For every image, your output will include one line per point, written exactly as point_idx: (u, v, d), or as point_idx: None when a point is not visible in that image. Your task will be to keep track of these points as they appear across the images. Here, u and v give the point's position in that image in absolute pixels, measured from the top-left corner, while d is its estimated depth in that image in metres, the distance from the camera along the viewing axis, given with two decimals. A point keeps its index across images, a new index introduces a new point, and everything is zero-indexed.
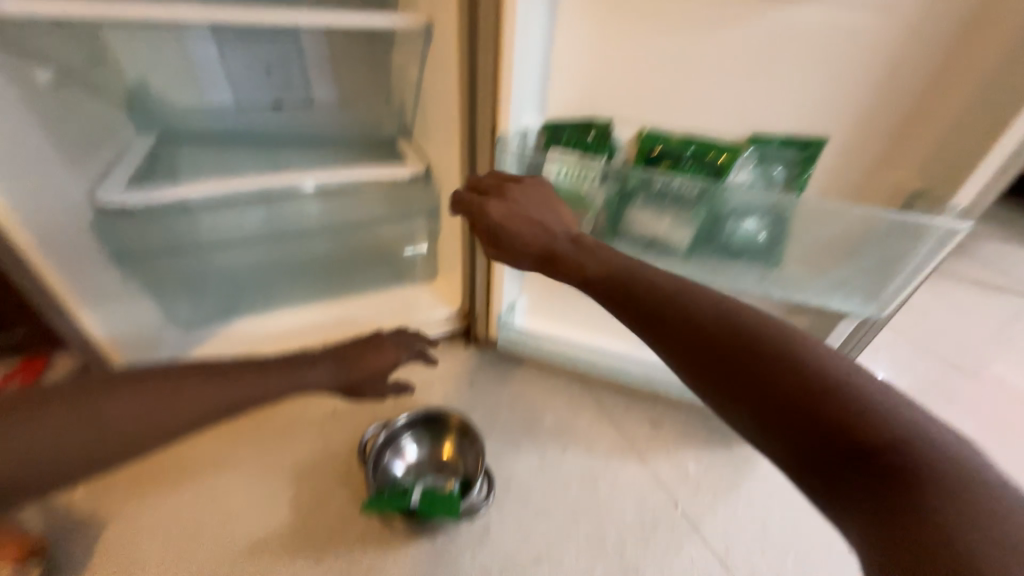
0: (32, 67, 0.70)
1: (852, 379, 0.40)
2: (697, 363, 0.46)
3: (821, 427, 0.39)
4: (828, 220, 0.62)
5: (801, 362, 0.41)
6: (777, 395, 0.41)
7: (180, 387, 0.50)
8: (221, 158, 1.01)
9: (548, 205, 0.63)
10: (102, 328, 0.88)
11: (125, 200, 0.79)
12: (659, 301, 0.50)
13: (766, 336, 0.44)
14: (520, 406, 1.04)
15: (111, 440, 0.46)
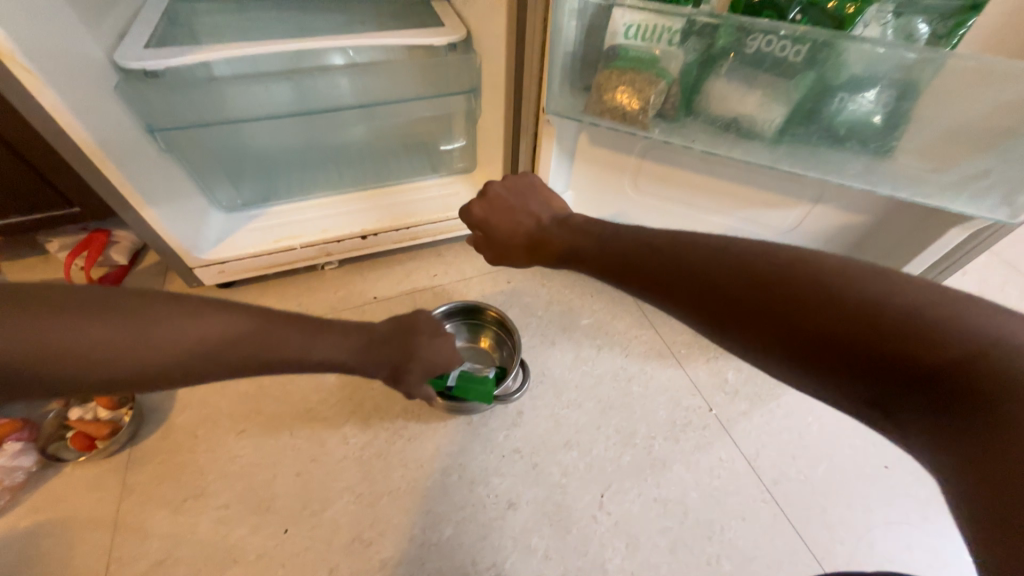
0: None
1: (898, 295, 0.35)
2: (727, 315, 0.43)
3: (871, 366, 0.36)
4: (984, 86, 0.48)
5: (842, 295, 0.37)
6: (816, 342, 0.38)
7: (224, 327, 0.46)
8: (243, 23, 0.92)
9: (533, 194, 0.69)
10: (163, 222, 0.87)
11: (144, 63, 0.73)
12: (669, 265, 0.48)
13: (792, 273, 0.40)
14: (557, 306, 1.03)
15: (155, 372, 0.43)
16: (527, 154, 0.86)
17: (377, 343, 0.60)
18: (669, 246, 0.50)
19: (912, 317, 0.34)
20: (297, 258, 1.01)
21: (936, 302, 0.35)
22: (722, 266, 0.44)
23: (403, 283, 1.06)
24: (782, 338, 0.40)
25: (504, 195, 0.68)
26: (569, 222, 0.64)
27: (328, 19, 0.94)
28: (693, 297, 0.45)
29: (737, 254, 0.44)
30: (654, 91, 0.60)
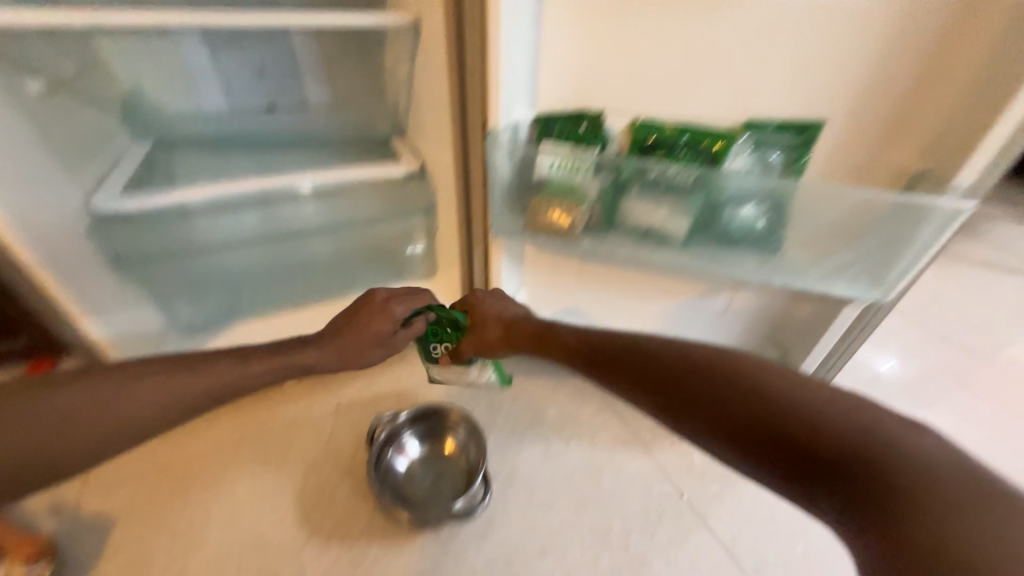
0: (23, 78, 0.71)
1: (815, 395, 0.49)
2: (697, 411, 0.56)
3: (793, 451, 0.48)
4: (829, 203, 0.61)
5: (775, 399, 0.50)
6: (753, 427, 0.51)
7: (144, 385, 0.68)
8: (217, 162, 1.03)
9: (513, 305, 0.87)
10: (109, 331, 0.95)
11: (116, 205, 0.81)
12: (655, 371, 0.62)
13: (740, 376, 0.54)
14: (522, 400, 1.04)
15: (123, 426, 0.65)
16: (479, 261, 0.96)
17: (362, 341, 0.82)
18: (652, 356, 0.63)
19: (822, 412, 0.47)
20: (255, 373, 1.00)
21: (845, 403, 0.48)
22: (693, 372, 0.58)
23: (366, 388, 1.04)
24: (729, 423, 0.53)
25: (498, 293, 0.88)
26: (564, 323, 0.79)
27: (299, 158, 1.07)
28: (666, 391, 0.59)
29: (702, 359, 0.59)
30: (581, 211, 0.72)
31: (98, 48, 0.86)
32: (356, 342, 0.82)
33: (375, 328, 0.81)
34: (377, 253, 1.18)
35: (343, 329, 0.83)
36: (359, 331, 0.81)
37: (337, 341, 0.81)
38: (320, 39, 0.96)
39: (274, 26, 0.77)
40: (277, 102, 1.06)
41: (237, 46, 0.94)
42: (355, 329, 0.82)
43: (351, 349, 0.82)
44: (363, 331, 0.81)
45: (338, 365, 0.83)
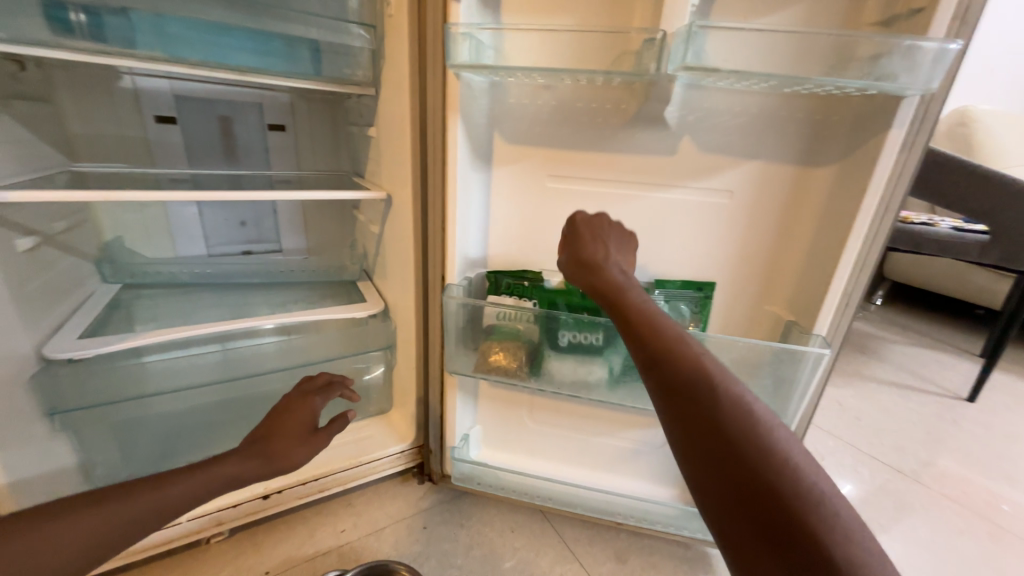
0: (16, 237, 0.78)
1: (825, 497, 0.41)
2: (705, 430, 0.46)
3: (770, 532, 0.40)
4: (726, 350, 0.74)
5: (796, 470, 0.42)
6: (746, 487, 0.42)
7: (64, 523, 0.53)
8: (182, 303, 1.08)
9: (617, 247, 0.72)
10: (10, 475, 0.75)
11: (71, 353, 0.82)
12: (691, 371, 0.49)
13: (768, 435, 0.44)
14: (477, 551, 0.97)
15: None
16: (435, 399, 0.99)
17: (299, 433, 0.72)
18: (695, 359, 0.50)
19: (825, 516, 0.40)
20: (178, 536, 0.88)
21: (852, 522, 0.40)
22: (732, 396, 0.47)
23: (304, 547, 0.94)
24: (723, 466, 0.44)
25: (601, 219, 0.73)
26: (632, 283, 0.65)
27: (263, 298, 1.14)
28: (680, 402, 0.48)
29: (741, 396, 0.47)
30: (518, 353, 0.82)
31: (94, 210, 1.03)
32: (287, 441, 0.71)
33: (304, 419, 0.75)
34: None
35: (267, 432, 0.71)
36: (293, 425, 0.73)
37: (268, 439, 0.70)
38: (304, 205, 1.20)
39: (266, 197, 0.91)
40: (253, 249, 1.19)
41: (224, 204, 1.12)
42: (280, 424, 0.73)
43: (280, 448, 0.69)
44: (293, 423, 0.73)
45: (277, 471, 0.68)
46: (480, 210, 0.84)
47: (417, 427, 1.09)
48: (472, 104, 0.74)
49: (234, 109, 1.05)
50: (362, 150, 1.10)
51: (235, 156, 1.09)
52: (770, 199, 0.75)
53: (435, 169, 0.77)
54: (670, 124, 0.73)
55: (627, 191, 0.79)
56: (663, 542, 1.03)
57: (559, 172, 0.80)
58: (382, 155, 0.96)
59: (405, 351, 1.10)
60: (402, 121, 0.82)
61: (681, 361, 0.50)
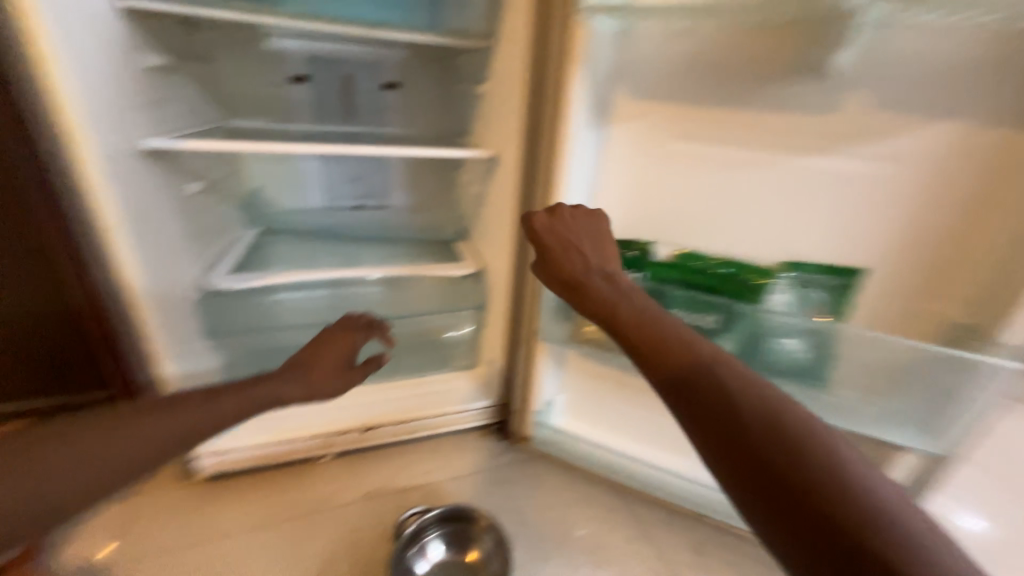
0: (187, 182, 0.92)
1: (876, 499, 0.37)
2: (725, 440, 0.42)
3: (835, 567, 0.35)
4: (866, 347, 0.66)
5: (838, 472, 0.38)
6: (801, 517, 0.37)
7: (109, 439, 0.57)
8: (304, 249, 1.20)
9: (600, 243, 0.66)
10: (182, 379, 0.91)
11: (223, 283, 0.95)
12: (701, 375, 0.46)
13: (811, 449, 0.40)
14: (551, 515, 0.98)
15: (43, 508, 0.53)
16: (523, 363, 1.01)
17: (333, 366, 0.75)
18: (706, 363, 0.46)
19: (878, 520, 0.36)
20: (297, 450, 1.01)
21: (910, 523, 0.36)
22: (752, 400, 0.43)
23: (395, 479, 1.03)
24: (751, 479, 0.40)
25: (570, 222, 0.67)
26: (624, 289, 0.59)
27: (370, 252, 1.23)
28: (696, 412, 0.45)
29: (769, 405, 0.43)
30: None
31: (241, 160, 1.15)
32: (320, 372, 0.74)
33: (339, 353, 0.77)
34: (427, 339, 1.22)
35: (305, 360, 0.74)
36: (327, 358, 0.76)
37: (301, 369, 0.73)
38: (411, 163, 1.24)
39: (381, 153, 0.95)
40: (364, 203, 1.28)
41: (342, 161, 1.21)
42: (317, 354, 0.75)
43: (319, 379, 0.73)
44: (326, 356, 0.76)
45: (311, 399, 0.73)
46: (589, 173, 0.79)
47: (501, 388, 1.13)
48: (596, 54, 0.69)
49: (356, 67, 1.10)
50: (468, 109, 1.10)
51: (353, 114, 1.15)
52: (963, 170, 0.59)
53: (550, 125, 0.73)
54: (834, 75, 0.61)
55: (763, 155, 0.69)
56: (749, 545, 0.95)
57: (687, 130, 0.71)
58: (490, 110, 0.94)
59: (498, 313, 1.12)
60: (517, 71, 0.79)
61: (692, 378, 0.46)
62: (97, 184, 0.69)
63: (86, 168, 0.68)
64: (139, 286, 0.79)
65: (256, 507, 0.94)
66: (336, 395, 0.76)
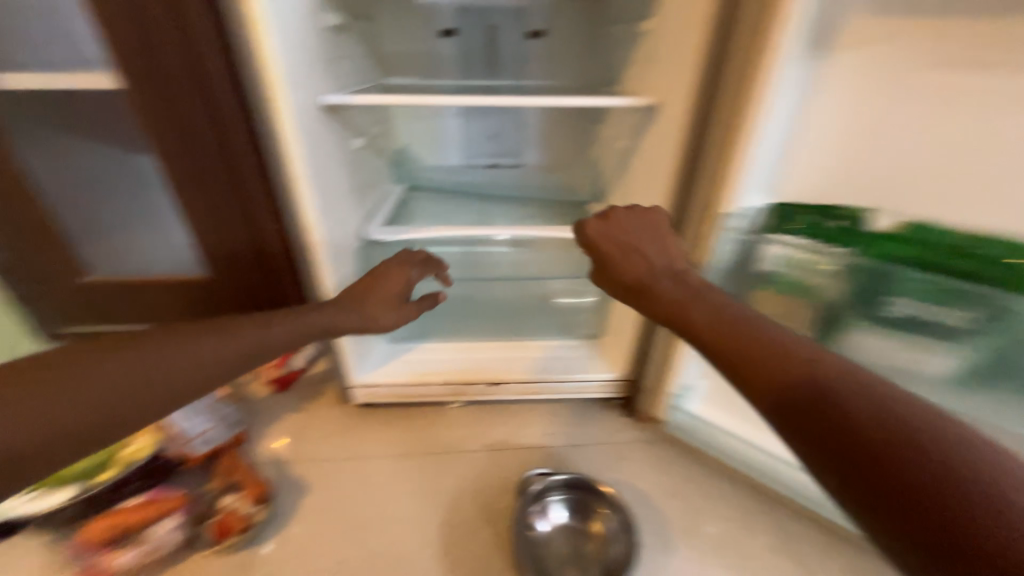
0: (350, 137, 0.99)
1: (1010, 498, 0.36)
2: (824, 438, 0.43)
3: (921, 523, 0.37)
4: None
5: (958, 473, 0.38)
6: (875, 470, 0.40)
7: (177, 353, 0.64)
8: (443, 207, 1.26)
9: (656, 239, 0.71)
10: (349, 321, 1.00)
11: (379, 236, 1.02)
12: (794, 374, 0.48)
13: (875, 406, 0.43)
14: (677, 503, 0.92)
15: (99, 431, 0.57)
16: (662, 339, 0.94)
17: (389, 298, 0.83)
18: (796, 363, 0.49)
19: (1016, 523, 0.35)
20: (430, 393, 1.09)
21: None
22: (850, 398, 0.44)
23: (517, 437, 1.05)
24: (859, 478, 0.41)
25: (624, 222, 0.72)
26: (685, 283, 0.65)
27: (503, 213, 1.24)
28: (790, 411, 0.46)
29: (847, 383, 0.45)
30: (801, 310, 0.75)
31: (393, 117, 1.22)
32: (377, 303, 0.82)
33: (394, 287, 0.84)
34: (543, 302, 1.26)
35: (364, 291, 0.81)
36: (384, 291, 0.83)
37: (353, 299, 0.80)
38: (548, 114, 1.20)
39: (529, 104, 0.90)
40: (498, 161, 1.27)
41: (482, 116, 1.21)
42: (375, 286, 0.83)
43: (375, 308, 0.81)
44: (382, 288, 0.83)
45: (368, 325, 0.81)
46: (788, 119, 0.66)
47: (631, 363, 1.06)
48: None
49: (502, 16, 1.05)
50: (623, 53, 0.99)
51: (495, 66, 1.12)
52: None
53: (750, 58, 0.61)
54: None
55: None
56: None
57: (955, 58, 0.57)
58: (656, 48, 0.82)
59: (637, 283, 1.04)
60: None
61: (781, 374, 0.48)
62: (289, 138, 0.76)
63: (280, 123, 0.75)
64: (319, 234, 0.87)
65: (397, 439, 1.04)
66: (393, 326, 0.84)
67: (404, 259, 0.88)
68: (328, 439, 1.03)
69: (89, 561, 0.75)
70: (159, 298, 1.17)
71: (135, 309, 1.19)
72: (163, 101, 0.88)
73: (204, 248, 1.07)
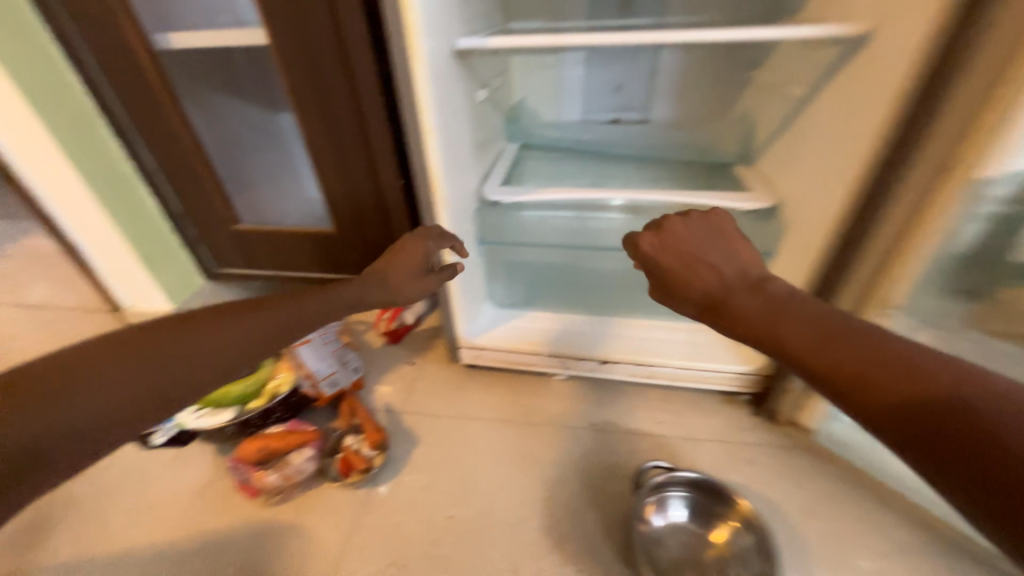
0: (477, 88, 0.95)
1: None
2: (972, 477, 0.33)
3: None
4: None
5: None
6: (974, 455, 0.34)
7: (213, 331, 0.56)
8: (556, 168, 1.16)
9: (723, 247, 0.59)
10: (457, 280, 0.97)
11: (496, 196, 0.98)
12: (917, 398, 0.38)
13: (947, 376, 0.38)
14: (818, 524, 0.79)
15: (92, 432, 0.46)
16: None
17: (409, 269, 0.77)
18: (922, 380, 0.38)
19: None
20: (536, 362, 1.05)
21: None
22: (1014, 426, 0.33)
23: (625, 419, 0.98)
24: None
25: (682, 231, 0.62)
26: (763, 291, 0.52)
27: (624, 176, 1.12)
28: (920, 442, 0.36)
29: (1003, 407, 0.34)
30: None
31: (511, 69, 1.15)
32: (398, 275, 0.77)
33: (414, 258, 0.78)
34: None
35: (384, 265, 0.77)
36: (405, 262, 0.77)
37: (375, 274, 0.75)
38: (690, 55, 1.05)
39: (676, 40, 0.73)
40: (622, 116, 1.16)
41: (609, 63, 1.08)
42: (392, 259, 0.77)
43: (393, 281, 0.76)
44: (401, 260, 0.77)
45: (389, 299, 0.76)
46: None
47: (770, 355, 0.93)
48: None
49: None
50: None
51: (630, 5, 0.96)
52: None
53: None
54: None
55: None
56: None
57: None
58: None
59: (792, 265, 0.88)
60: None
61: (905, 398, 0.38)
62: (420, 84, 0.74)
63: (414, 69, 0.73)
64: (439, 188, 0.85)
65: (502, 404, 1.03)
66: (416, 299, 0.79)
67: (421, 233, 0.81)
68: (437, 395, 1.06)
69: (243, 476, 0.86)
70: (291, 249, 1.26)
71: (269, 259, 1.29)
72: (308, 57, 0.93)
73: (331, 200, 1.13)
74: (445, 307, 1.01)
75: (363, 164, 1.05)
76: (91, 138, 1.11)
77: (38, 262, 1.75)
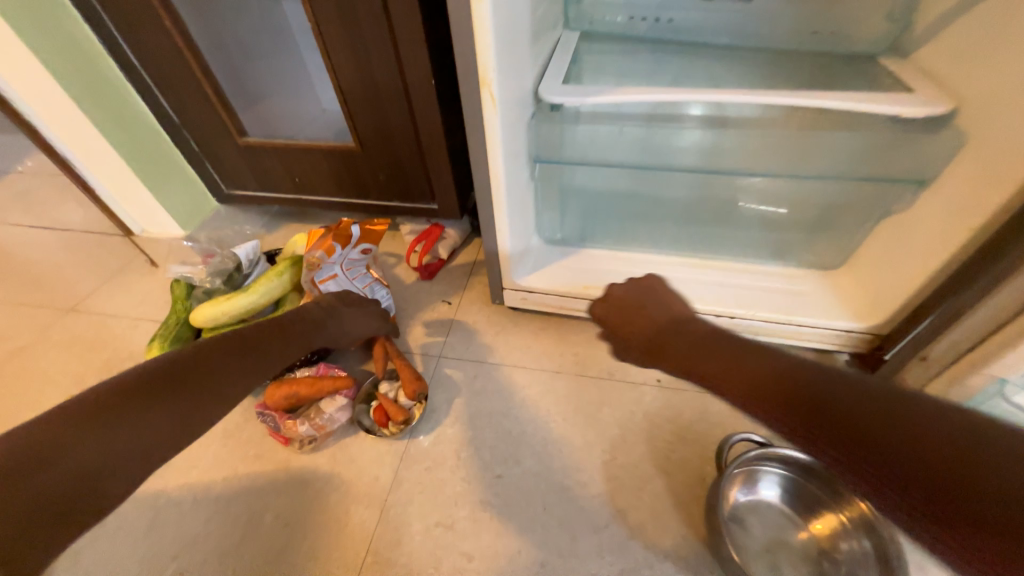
0: None
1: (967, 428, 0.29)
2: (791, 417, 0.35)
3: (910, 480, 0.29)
4: None
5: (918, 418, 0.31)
6: (792, 398, 0.36)
7: (200, 377, 0.53)
8: (624, 63, 0.89)
9: (659, 298, 0.58)
10: (505, 209, 0.80)
11: (558, 96, 0.74)
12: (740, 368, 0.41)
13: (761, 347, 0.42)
14: None
15: (125, 459, 0.43)
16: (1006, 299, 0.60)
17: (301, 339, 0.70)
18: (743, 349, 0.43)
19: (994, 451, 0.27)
20: None
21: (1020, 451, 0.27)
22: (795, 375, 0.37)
23: None
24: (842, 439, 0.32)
25: (621, 292, 0.62)
26: (686, 331, 0.51)
27: (711, 74, 0.86)
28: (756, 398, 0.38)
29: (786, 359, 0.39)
30: None
31: None
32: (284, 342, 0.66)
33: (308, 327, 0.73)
34: (740, 215, 0.93)
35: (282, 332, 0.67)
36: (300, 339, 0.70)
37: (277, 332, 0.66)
38: None
39: None
40: None
41: None
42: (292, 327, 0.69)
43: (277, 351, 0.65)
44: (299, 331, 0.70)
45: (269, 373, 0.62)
46: None
47: (897, 313, 0.76)
48: None
49: None
50: None
51: None
52: None
53: None
54: None
55: None
56: None
57: None
58: None
59: (953, 199, 0.67)
60: None
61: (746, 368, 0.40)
62: None
63: None
64: (490, 80, 0.64)
65: (552, 352, 0.91)
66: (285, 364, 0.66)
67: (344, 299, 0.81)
68: (478, 339, 0.94)
69: (273, 424, 0.79)
70: (305, 169, 1.09)
71: (284, 180, 1.13)
72: None
73: (349, 107, 0.93)
74: (490, 242, 0.85)
75: (384, 57, 0.84)
76: (63, 32, 0.91)
77: (49, 181, 1.64)
